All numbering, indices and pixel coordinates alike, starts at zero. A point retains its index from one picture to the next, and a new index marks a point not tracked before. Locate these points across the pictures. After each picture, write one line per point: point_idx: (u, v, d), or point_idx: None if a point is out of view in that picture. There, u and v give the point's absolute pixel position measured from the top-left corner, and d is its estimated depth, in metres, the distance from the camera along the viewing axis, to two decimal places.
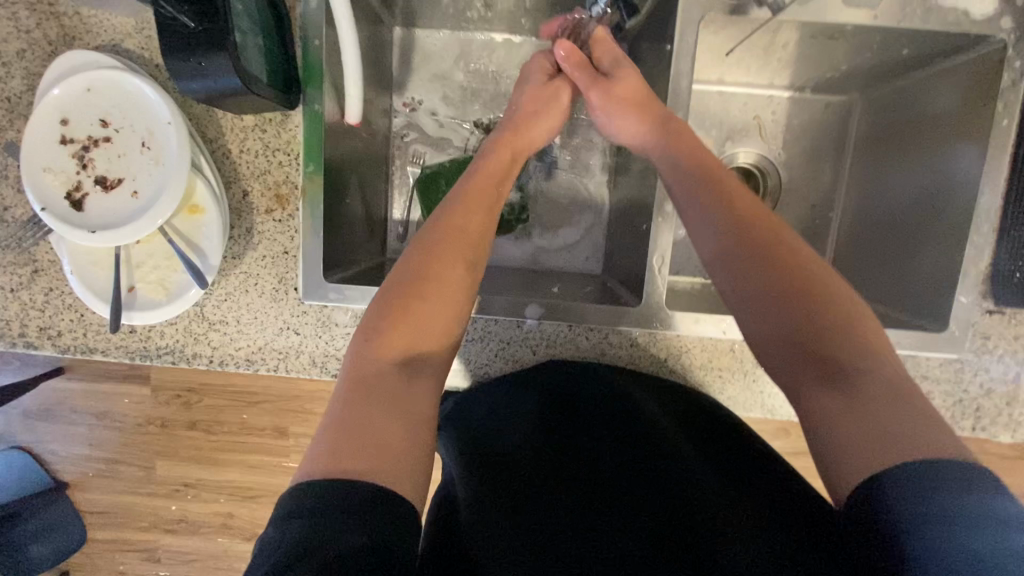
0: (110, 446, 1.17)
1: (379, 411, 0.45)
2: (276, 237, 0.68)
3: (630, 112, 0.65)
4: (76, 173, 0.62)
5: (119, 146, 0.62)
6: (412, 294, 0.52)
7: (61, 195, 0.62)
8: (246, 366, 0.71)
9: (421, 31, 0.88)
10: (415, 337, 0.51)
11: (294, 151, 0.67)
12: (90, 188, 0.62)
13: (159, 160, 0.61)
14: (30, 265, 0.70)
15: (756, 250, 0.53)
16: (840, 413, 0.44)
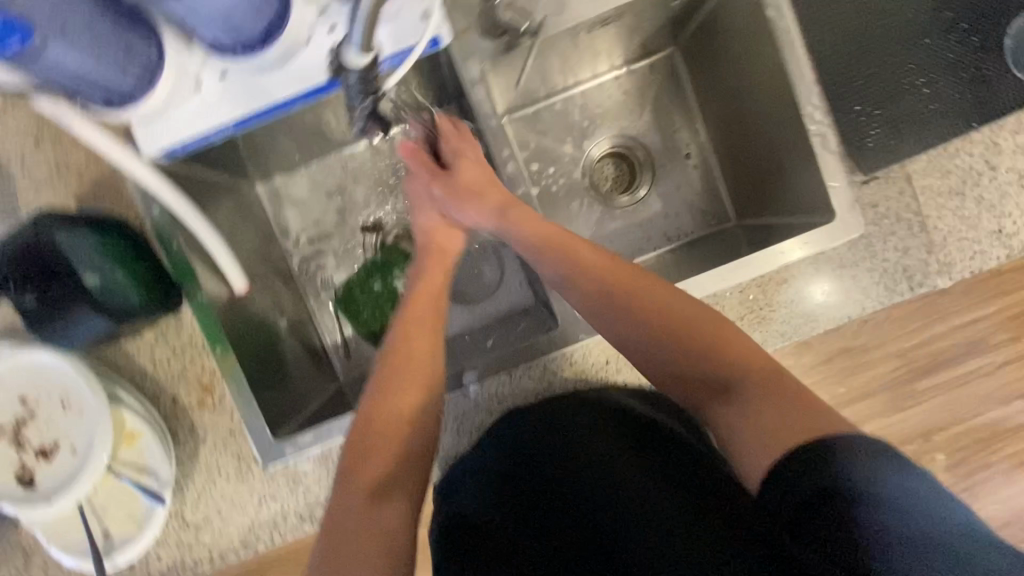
0: None
1: (355, 561, 0.53)
2: (219, 422, 0.71)
3: (473, 198, 0.67)
4: (17, 454, 0.66)
5: (44, 414, 0.66)
6: (372, 443, 0.59)
7: (10, 480, 0.65)
8: (245, 548, 0.73)
9: (280, 177, 0.93)
10: (376, 477, 0.57)
11: (199, 342, 0.71)
12: (34, 462, 0.66)
13: (81, 410, 0.65)
14: (19, 551, 0.73)
15: (623, 298, 0.60)
16: (749, 444, 0.50)
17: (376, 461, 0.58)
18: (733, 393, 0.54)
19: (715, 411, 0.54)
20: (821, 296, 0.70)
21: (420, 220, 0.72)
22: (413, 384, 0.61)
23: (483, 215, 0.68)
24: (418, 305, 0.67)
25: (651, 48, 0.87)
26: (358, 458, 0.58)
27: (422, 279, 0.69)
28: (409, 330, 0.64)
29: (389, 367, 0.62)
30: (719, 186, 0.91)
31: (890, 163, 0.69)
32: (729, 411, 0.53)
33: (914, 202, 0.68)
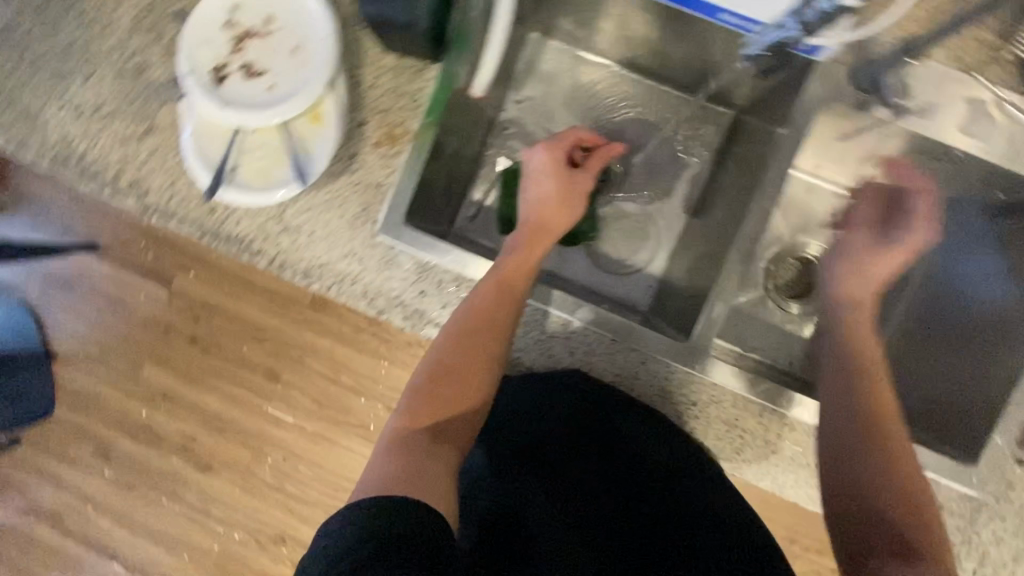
0: (98, 331, 1.28)
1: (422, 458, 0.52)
2: (375, 170, 0.72)
3: (551, 184, 0.68)
4: (227, 55, 0.68)
5: (274, 43, 0.68)
6: (472, 352, 0.61)
7: (208, 68, 0.68)
8: (304, 278, 0.75)
9: (551, 43, 0.93)
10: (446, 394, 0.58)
11: (418, 101, 0.72)
12: (234, 71, 0.68)
13: (306, 64, 0.68)
14: (147, 124, 0.76)
15: None
16: (868, 482, 0.57)
17: (459, 383, 0.59)
18: (871, 429, 0.59)
19: (870, 461, 0.57)
20: None
21: (534, 156, 0.70)
22: (504, 308, 0.63)
23: (552, 192, 0.68)
24: (540, 239, 0.66)
25: None
26: (447, 369, 0.59)
27: (548, 216, 0.67)
28: (516, 280, 0.64)
29: (496, 284, 0.64)
30: None
31: None
32: (874, 459, 0.57)
33: None
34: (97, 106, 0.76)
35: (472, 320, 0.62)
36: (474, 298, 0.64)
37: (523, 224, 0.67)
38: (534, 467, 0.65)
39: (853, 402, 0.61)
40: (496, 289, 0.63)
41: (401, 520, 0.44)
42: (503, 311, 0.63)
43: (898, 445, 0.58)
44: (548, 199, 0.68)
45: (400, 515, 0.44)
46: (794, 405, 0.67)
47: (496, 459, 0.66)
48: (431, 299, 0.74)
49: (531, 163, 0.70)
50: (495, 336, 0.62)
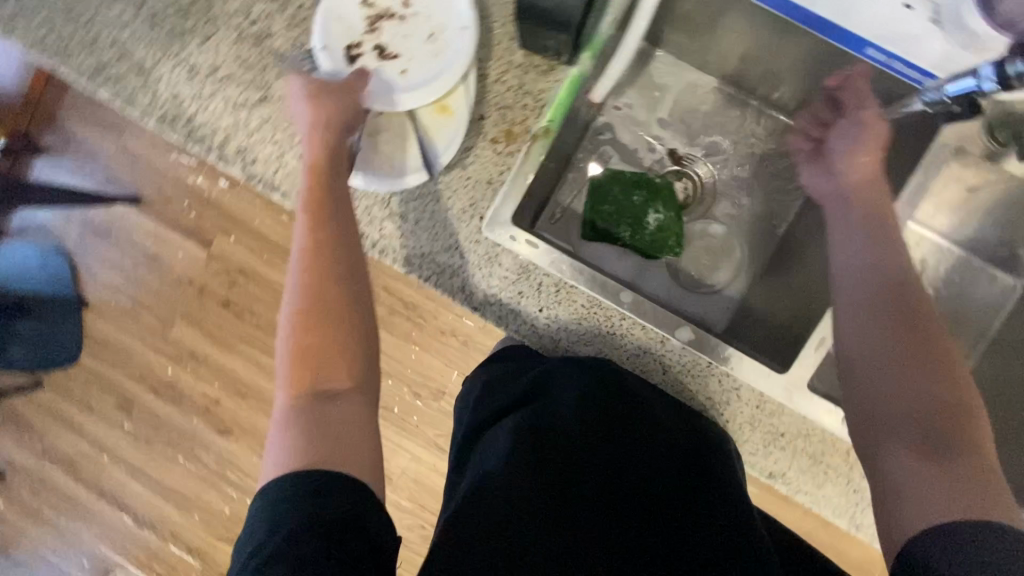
0: (154, 287, 1.36)
1: (331, 432, 0.51)
2: (489, 166, 0.72)
3: (325, 113, 0.65)
4: (362, 34, 0.72)
5: (409, 30, 0.72)
6: (320, 315, 0.56)
7: (343, 44, 0.71)
8: (403, 265, 0.74)
9: (660, 54, 0.92)
10: (313, 353, 0.55)
11: (541, 101, 0.71)
12: (367, 51, 0.72)
13: (438, 54, 0.71)
14: (264, 92, 0.75)
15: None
16: (931, 481, 0.48)
17: (314, 340, 0.55)
18: (940, 427, 0.50)
19: (894, 452, 0.51)
20: None
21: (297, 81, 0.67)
22: (337, 255, 0.60)
23: (327, 117, 0.65)
24: (333, 154, 0.65)
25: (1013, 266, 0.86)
26: (305, 325, 0.56)
27: (317, 136, 0.65)
28: (323, 199, 0.62)
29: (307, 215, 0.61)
30: None
31: None
32: (920, 458, 0.50)
33: None
34: (215, 69, 0.76)
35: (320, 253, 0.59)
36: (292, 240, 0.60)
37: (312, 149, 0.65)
38: (551, 439, 0.64)
39: (893, 355, 0.54)
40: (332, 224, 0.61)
41: (305, 506, 0.45)
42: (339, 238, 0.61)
43: (982, 439, 0.50)
44: (332, 127, 0.65)
45: (306, 495, 0.46)
46: None
47: (525, 423, 0.66)
48: (528, 300, 0.74)
49: (298, 101, 0.67)
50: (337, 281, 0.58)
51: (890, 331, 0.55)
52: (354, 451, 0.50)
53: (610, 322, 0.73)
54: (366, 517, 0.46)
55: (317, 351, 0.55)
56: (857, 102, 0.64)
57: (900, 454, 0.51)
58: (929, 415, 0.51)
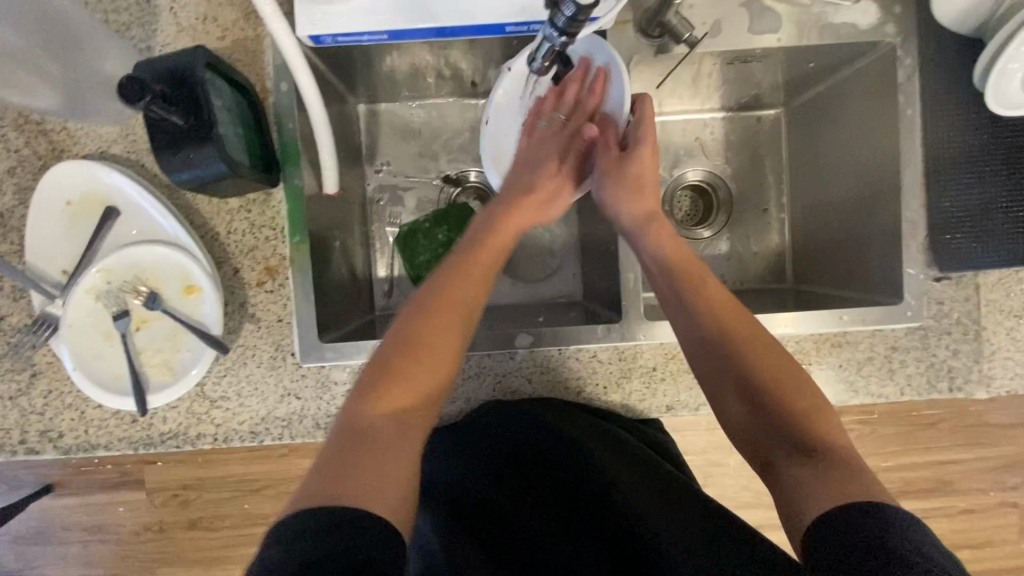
0: (108, 559, 1.27)
1: (364, 467, 0.48)
2: (270, 307, 0.71)
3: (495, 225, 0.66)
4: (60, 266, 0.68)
5: (103, 244, 0.68)
6: (368, 430, 0.51)
7: (52, 286, 0.68)
8: (251, 439, 0.72)
9: (383, 105, 0.94)
10: (402, 415, 0.53)
11: (279, 225, 0.71)
12: (70, 278, 0.67)
13: (136, 249, 0.66)
14: (29, 370, 0.72)
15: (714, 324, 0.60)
16: (813, 481, 0.50)
17: (403, 391, 0.54)
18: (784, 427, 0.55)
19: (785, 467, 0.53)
20: (879, 369, 0.73)
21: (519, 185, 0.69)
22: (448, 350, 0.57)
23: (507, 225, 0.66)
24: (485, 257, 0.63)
25: (766, 101, 0.92)
26: (409, 362, 0.55)
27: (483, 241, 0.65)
28: (443, 321, 0.57)
29: (434, 317, 0.57)
30: (786, 249, 0.95)
31: (965, 269, 0.73)
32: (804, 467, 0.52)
33: (973, 311, 0.73)
34: None
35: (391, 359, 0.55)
36: (410, 311, 0.59)
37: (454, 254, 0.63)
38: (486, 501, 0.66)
39: (738, 392, 0.58)
40: (400, 338, 0.56)
41: (334, 528, 0.43)
42: (427, 355, 0.56)
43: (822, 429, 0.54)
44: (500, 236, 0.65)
45: (331, 526, 0.43)
46: None
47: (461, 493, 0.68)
48: None
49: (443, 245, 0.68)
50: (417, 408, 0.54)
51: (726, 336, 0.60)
52: (370, 482, 0.47)
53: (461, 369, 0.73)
54: (364, 542, 0.43)
55: (332, 467, 0.48)
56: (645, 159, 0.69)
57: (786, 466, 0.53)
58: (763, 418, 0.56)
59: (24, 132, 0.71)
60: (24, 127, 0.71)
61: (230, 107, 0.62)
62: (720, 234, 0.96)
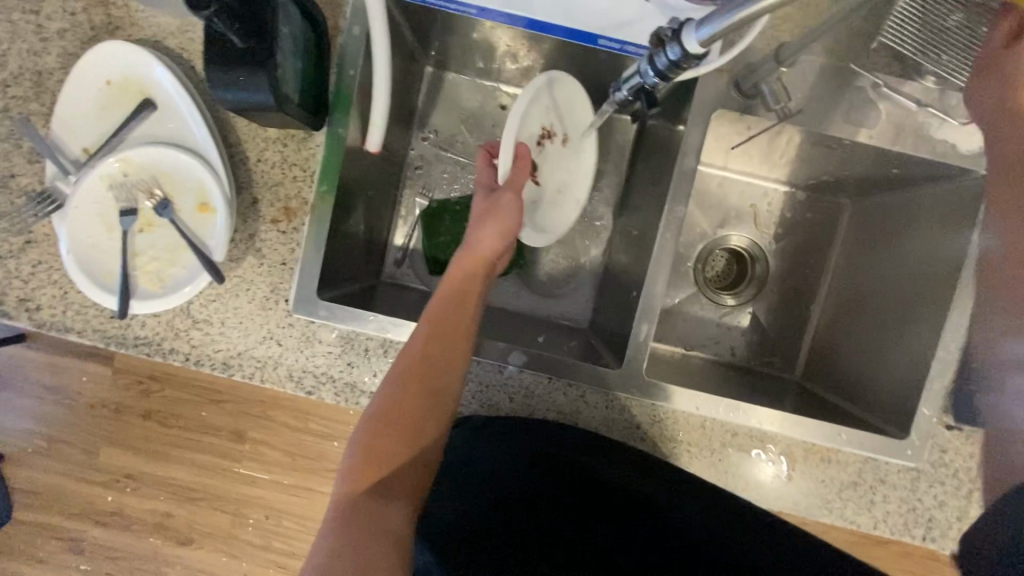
0: (59, 423, 1.28)
1: (363, 538, 0.54)
2: (277, 247, 0.69)
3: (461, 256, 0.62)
4: (81, 144, 0.66)
5: (129, 135, 0.66)
6: (371, 506, 0.56)
7: (68, 162, 0.65)
8: (221, 370, 0.70)
9: (450, 74, 0.90)
10: (390, 472, 0.58)
11: (310, 169, 0.68)
12: (89, 161, 0.65)
13: (161, 151, 0.64)
14: (25, 235, 0.70)
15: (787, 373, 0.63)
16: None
17: (387, 449, 0.58)
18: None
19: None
20: (860, 496, 0.70)
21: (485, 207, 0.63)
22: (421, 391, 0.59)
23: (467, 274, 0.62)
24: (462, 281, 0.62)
25: (835, 189, 0.88)
26: (383, 427, 0.58)
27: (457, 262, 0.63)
28: (410, 369, 0.59)
29: (405, 364, 0.59)
30: (804, 341, 0.92)
31: (979, 426, 0.70)
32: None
33: (972, 469, 0.71)
34: None
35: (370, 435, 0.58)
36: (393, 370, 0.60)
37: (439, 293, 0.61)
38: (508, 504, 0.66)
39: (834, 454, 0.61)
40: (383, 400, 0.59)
41: None
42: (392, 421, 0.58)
43: None
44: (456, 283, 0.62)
45: None
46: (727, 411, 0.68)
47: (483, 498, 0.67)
48: (361, 368, 0.71)
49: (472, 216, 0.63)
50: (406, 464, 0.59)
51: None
52: (375, 554, 0.53)
53: None
54: None
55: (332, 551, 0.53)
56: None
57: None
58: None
59: None
60: None
61: (296, 38, 0.60)
62: (744, 305, 0.94)
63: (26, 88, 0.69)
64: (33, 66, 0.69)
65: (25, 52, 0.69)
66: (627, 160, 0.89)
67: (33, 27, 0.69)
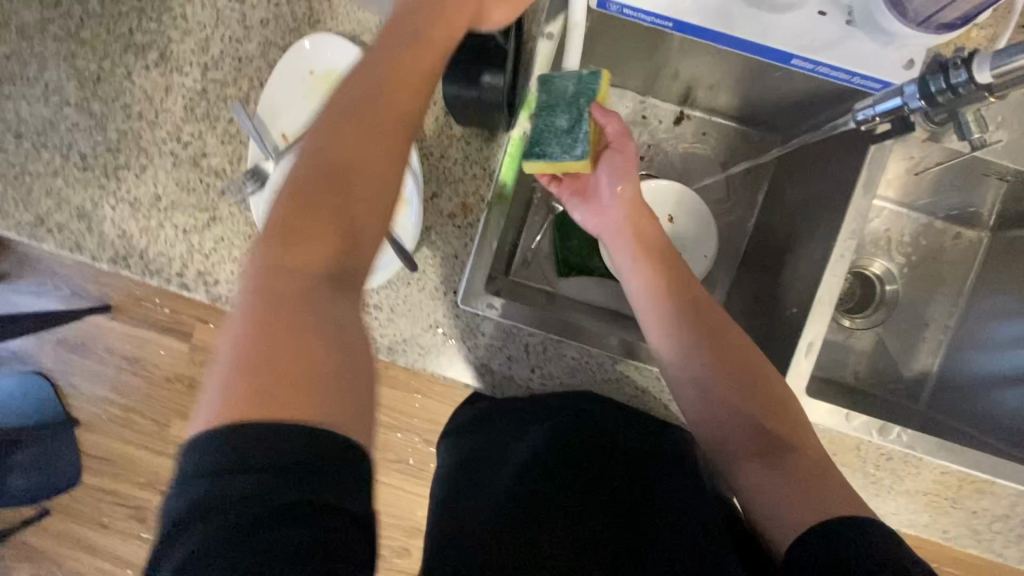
0: (134, 394, 1.26)
1: (281, 341, 0.41)
2: (452, 241, 0.72)
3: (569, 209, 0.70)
4: (284, 133, 0.71)
5: None
6: (277, 330, 0.41)
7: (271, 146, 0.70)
8: (386, 354, 0.73)
9: None
10: (284, 306, 0.42)
11: (491, 168, 0.72)
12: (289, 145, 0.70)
13: None
14: (210, 213, 0.74)
15: (679, 295, 0.64)
16: (779, 490, 0.53)
17: (285, 274, 0.44)
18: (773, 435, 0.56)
19: (745, 463, 0.56)
20: (1010, 528, 0.71)
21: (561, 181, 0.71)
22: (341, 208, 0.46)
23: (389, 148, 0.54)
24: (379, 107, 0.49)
25: (974, 221, 0.89)
26: (295, 237, 0.45)
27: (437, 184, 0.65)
28: (319, 179, 0.46)
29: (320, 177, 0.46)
30: (929, 370, 0.91)
31: None
32: (766, 465, 0.55)
33: None
34: (158, 199, 0.74)
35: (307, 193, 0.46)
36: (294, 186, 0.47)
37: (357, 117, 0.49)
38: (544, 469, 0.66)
39: (731, 408, 0.59)
40: (319, 171, 0.46)
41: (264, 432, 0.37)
42: (355, 210, 0.46)
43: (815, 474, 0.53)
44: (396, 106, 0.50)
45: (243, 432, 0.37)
46: (893, 434, 0.67)
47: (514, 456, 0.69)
48: (518, 363, 0.73)
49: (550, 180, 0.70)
50: (328, 266, 0.45)
51: (714, 372, 0.60)
52: (288, 354, 0.40)
53: (604, 369, 0.73)
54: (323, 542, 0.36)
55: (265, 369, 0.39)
56: (620, 147, 0.68)
57: (765, 492, 0.54)
58: (756, 437, 0.57)
59: None
60: None
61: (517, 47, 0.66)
62: (868, 328, 0.93)
63: (226, 72, 0.73)
64: (234, 52, 0.73)
65: (227, 38, 0.73)
66: (767, 177, 0.89)
67: (237, 15, 0.72)
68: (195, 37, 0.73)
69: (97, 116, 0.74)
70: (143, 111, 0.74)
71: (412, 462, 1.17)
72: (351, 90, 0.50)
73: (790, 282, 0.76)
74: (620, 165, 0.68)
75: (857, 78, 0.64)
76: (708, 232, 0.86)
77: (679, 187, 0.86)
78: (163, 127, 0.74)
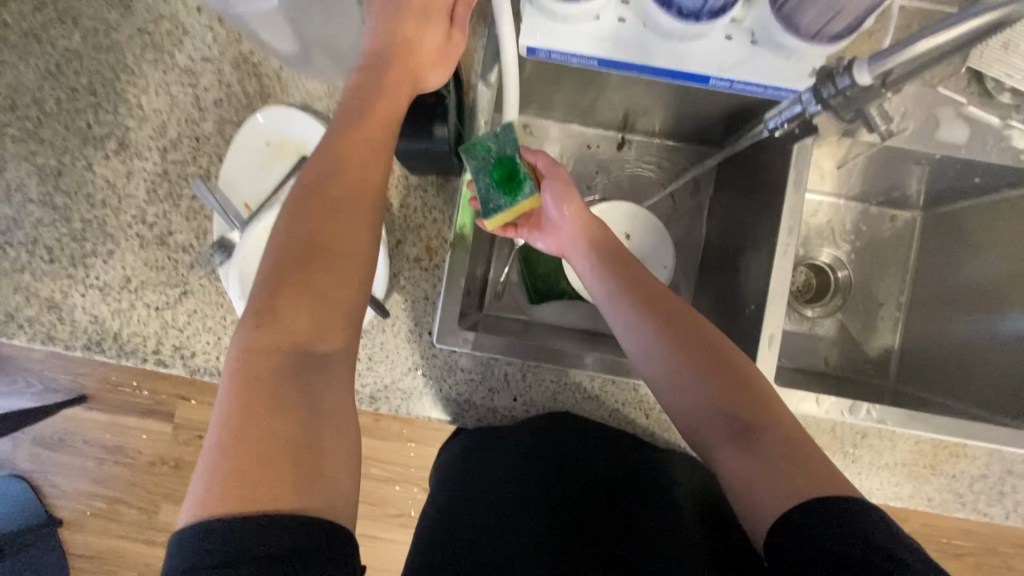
0: (116, 483, 1.21)
1: (262, 418, 0.42)
2: (420, 283, 0.75)
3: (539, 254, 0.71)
4: (249, 202, 0.74)
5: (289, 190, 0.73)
6: (258, 409, 0.43)
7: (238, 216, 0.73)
8: (369, 403, 0.74)
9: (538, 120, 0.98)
10: (266, 383, 0.44)
11: (449, 210, 0.76)
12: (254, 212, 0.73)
13: None
14: (181, 287, 0.75)
15: (637, 293, 0.64)
16: (756, 472, 0.51)
17: (261, 355, 0.45)
18: (741, 421, 0.54)
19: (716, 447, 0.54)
20: (989, 487, 0.74)
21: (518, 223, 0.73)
22: (299, 275, 0.48)
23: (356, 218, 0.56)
24: (331, 176, 0.52)
25: (905, 204, 0.95)
26: (270, 313, 0.47)
27: None
28: (290, 254, 0.49)
29: (287, 251, 0.49)
30: (893, 348, 0.96)
31: None
32: (740, 452, 0.52)
33: None
34: (127, 281, 0.75)
35: (279, 272, 0.49)
36: (267, 259, 0.50)
37: (310, 180, 0.52)
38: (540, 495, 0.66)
39: (708, 397, 0.56)
40: (289, 249, 0.49)
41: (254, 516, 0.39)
42: (324, 281, 0.49)
43: (797, 451, 0.51)
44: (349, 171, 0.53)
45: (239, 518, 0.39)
46: (865, 413, 0.70)
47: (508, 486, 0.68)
48: (500, 394, 0.75)
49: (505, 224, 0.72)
50: (304, 341, 0.47)
51: (675, 363, 0.59)
52: (268, 435, 0.42)
53: (583, 388, 0.76)
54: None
55: (259, 443, 0.41)
56: (556, 177, 0.71)
57: (744, 478, 0.51)
58: (721, 423, 0.55)
59: (239, 70, 0.76)
60: (241, 66, 0.76)
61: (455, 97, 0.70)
62: (829, 315, 0.98)
63: (185, 152, 0.76)
64: (191, 133, 0.76)
65: (183, 120, 0.76)
66: (712, 187, 0.95)
67: (191, 99, 0.76)
68: (152, 123, 0.76)
69: (60, 209, 0.76)
70: (106, 197, 0.76)
71: (411, 513, 1.14)
72: (316, 160, 0.53)
73: (746, 281, 0.80)
74: (559, 188, 0.70)
75: (771, 89, 0.70)
76: (663, 243, 0.90)
77: (634, 205, 0.91)
78: (128, 212, 0.76)
